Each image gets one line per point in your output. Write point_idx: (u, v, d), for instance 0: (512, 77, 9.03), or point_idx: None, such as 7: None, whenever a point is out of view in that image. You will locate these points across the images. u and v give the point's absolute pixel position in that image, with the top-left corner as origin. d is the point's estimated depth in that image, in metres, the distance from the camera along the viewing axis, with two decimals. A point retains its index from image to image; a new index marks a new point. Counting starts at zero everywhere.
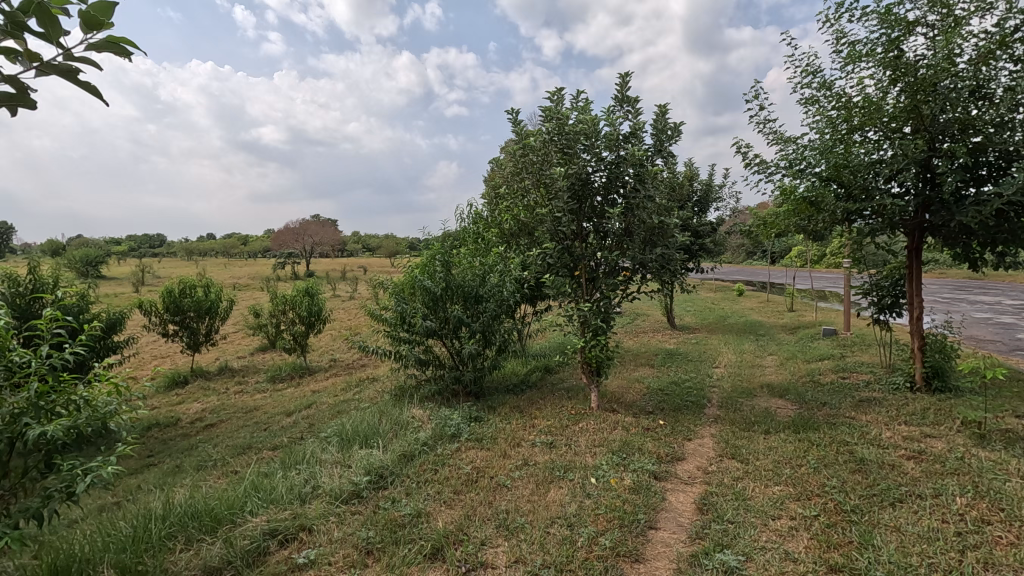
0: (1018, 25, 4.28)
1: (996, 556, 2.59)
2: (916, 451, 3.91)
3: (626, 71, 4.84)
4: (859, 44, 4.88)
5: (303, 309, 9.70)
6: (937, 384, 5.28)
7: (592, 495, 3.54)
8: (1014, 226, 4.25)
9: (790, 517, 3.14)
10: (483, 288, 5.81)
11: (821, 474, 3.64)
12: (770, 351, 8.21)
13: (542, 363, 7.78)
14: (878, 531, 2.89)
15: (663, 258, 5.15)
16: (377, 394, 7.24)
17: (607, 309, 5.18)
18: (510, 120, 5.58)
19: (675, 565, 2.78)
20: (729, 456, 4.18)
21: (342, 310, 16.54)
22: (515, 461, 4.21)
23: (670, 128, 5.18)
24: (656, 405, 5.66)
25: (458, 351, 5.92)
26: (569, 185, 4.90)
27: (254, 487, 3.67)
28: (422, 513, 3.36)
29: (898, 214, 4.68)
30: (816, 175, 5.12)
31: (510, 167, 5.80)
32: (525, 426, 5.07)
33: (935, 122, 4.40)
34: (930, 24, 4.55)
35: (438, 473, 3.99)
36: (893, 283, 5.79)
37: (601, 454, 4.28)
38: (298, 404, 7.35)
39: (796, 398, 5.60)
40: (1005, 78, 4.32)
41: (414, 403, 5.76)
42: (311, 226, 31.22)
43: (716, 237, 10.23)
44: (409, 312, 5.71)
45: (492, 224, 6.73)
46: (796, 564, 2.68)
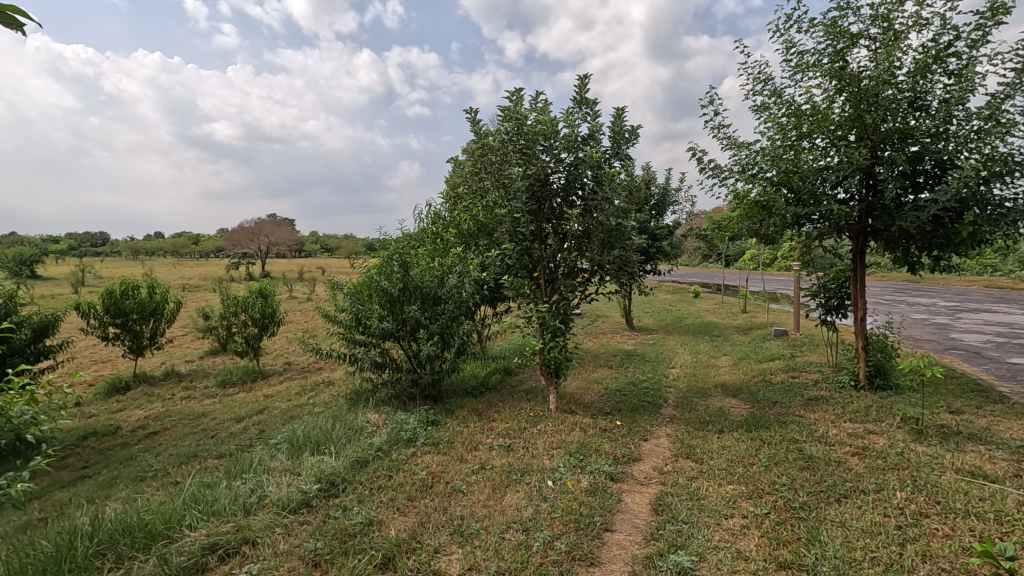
0: (951, 41, 4.48)
1: (933, 548, 2.67)
2: (860, 447, 4.03)
3: (586, 74, 4.83)
4: (807, 55, 5.01)
5: (256, 311, 9.34)
6: (879, 382, 5.47)
7: (548, 498, 3.49)
8: (949, 231, 4.46)
9: (742, 516, 3.17)
10: (441, 289, 5.67)
11: (772, 472, 3.70)
12: (724, 351, 8.41)
13: (502, 365, 7.73)
14: (825, 527, 2.95)
15: (620, 259, 5.20)
16: (332, 398, 7.02)
17: (566, 311, 5.15)
18: (469, 119, 5.49)
19: (630, 567, 2.75)
20: (684, 456, 4.21)
21: (299, 312, 16.08)
22: (472, 465, 4.12)
23: (628, 131, 5.20)
24: (614, 406, 5.68)
25: (415, 353, 5.77)
26: (527, 186, 4.85)
27: (194, 498, 3.45)
28: (374, 521, 3.23)
29: (844, 219, 4.83)
30: (767, 179, 5.24)
31: (469, 167, 5.72)
32: (482, 429, 4.98)
33: (877, 131, 4.55)
34: (872, 36, 4.71)
35: (392, 479, 3.86)
36: (840, 286, 5.97)
37: (559, 456, 4.24)
38: (248, 410, 7.05)
39: (749, 397, 5.71)
40: (940, 90, 4.52)
41: (369, 408, 5.58)
42: (267, 225, 30.28)
43: (672, 240, 10.43)
44: (365, 313, 5.54)
45: (451, 225, 6.60)
46: (747, 562, 2.69)
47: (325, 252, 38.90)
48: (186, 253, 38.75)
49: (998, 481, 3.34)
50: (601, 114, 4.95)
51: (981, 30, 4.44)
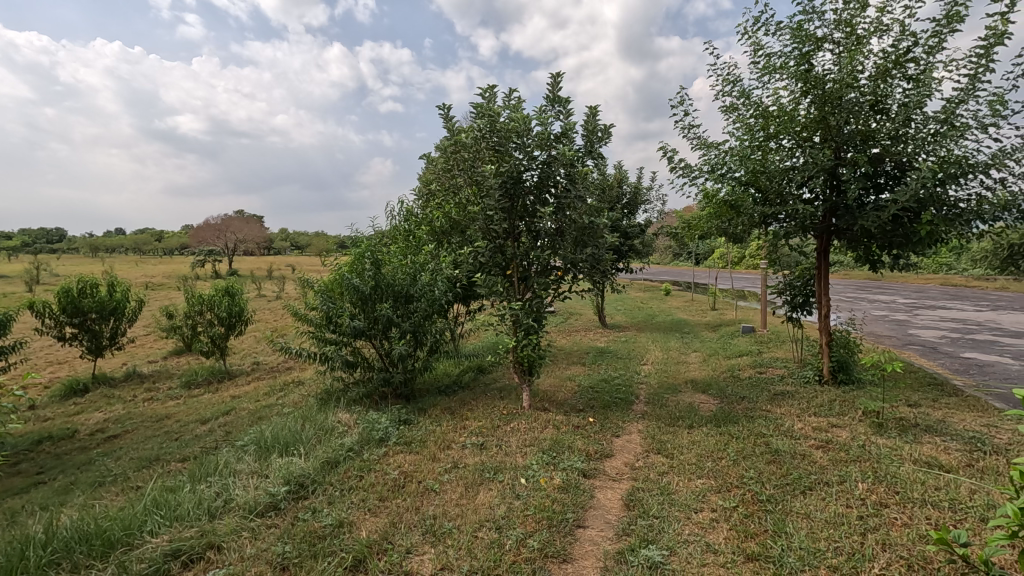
0: (909, 46, 4.63)
1: (892, 537, 2.75)
2: (824, 440, 4.14)
3: (558, 72, 4.83)
4: (774, 57, 5.11)
5: (223, 310, 9.08)
6: (842, 377, 5.65)
7: (521, 496, 3.48)
8: (908, 231, 4.62)
9: (711, 510, 3.22)
10: (414, 287, 5.60)
11: (739, 466, 3.77)
12: (694, 348, 8.54)
13: (475, 363, 7.70)
14: (790, 519, 3.02)
15: (593, 258, 5.23)
16: (302, 398, 6.88)
17: (539, 309, 5.16)
18: (442, 116, 5.43)
19: (602, 563, 2.76)
20: (655, 452, 4.26)
21: (268, 311, 15.73)
22: (445, 464, 4.08)
23: (600, 130, 5.22)
24: (586, 403, 5.71)
25: (387, 352, 5.69)
26: (500, 183, 4.82)
27: (156, 503, 3.33)
28: (344, 523, 3.17)
29: (809, 218, 4.96)
30: (735, 179, 5.33)
31: (442, 163, 5.66)
32: (455, 428, 4.95)
33: (840, 133, 4.67)
34: (836, 41, 4.83)
35: (363, 480, 3.80)
36: (805, 283, 6.11)
37: (532, 453, 4.24)
38: (214, 411, 6.87)
39: (718, 392, 5.81)
40: (900, 94, 4.66)
41: (340, 407, 5.49)
42: (234, 222, 29.55)
43: (644, 238, 10.55)
44: (335, 311, 5.45)
45: (423, 222, 6.53)
46: (716, 555, 2.74)
47: (295, 249, 38.07)
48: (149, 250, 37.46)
49: (953, 470, 3.47)
50: (573, 113, 4.96)
51: (938, 36, 4.60)
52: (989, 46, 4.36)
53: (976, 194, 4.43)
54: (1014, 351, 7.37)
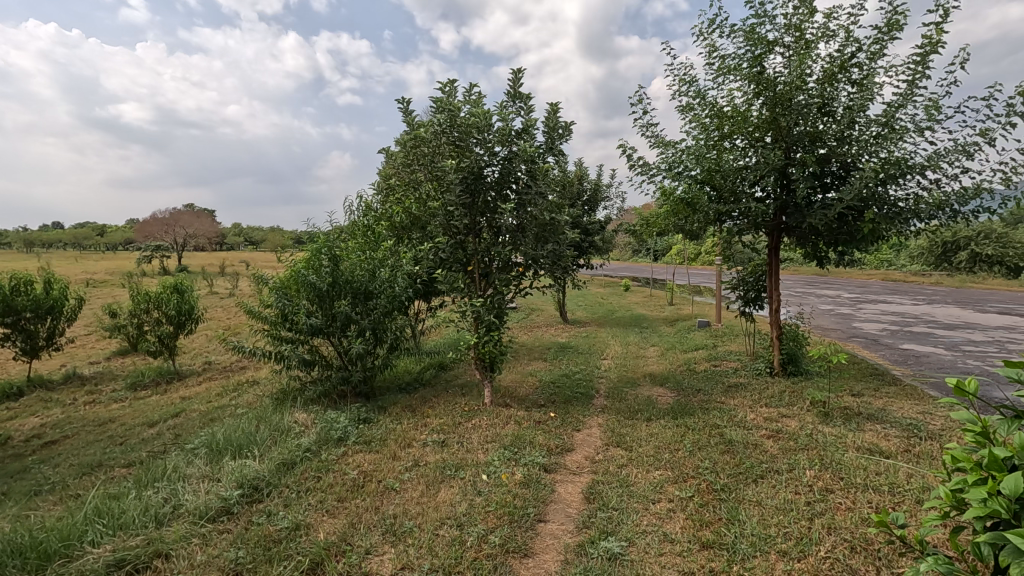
0: (854, 52, 4.83)
1: (837, 520, 2.88)
2: (774, 430, 4.30)
3: (519, 68, 4.82)
4: (728, 58, 5.24)
5: (171, 308, 8.69)
6: (791, 369, 5.88)
7: (482, 492, 3.48)
8: (852, 228, 4.83)
9: (668, 500, 3.30)
10: (373, 283, 5.50)
11: (695, 457, 3.87)
12: (653, 342, 8.72)
13: (436, 360, 7.63)
14: (743, 507, 3.12)
15: (554, 254, 5.26)
16: (256, 398, 6.67)
17: (500, 305, 5.16)
18: (401, 110, 5.34)
19: (563, 556, 2.79)
20: (614, 445, 4.33)
21: (220, 308, 15.16)
22: (405, 462, 4.03)
23: (561, 126, 5.25)
24: (548, 399, 5.74)
25: (346, 350, 5.57)
26: (461, 179, 4.78)
27: (97, 512, 3.15)
28: (301, 525, 3.09)
29: (761, 216, 5.13)
30: (691, 177, 5.45)
31: (401, 158, 5.57)
32: (416, 426, 4.89)
33: (790, 134, 4.84)
34: (786, 44, 4.99)
35: (320, 481, 3.71)
36: (757, 279, 6.31)
37: (493, 450, 4.24)
38: (162, 413, 6.58)
39: (675, 385, 5.96)
40: (845, 97, 4.86)
41: (297, 407, 5.35)
42: (183, 217, 28.34)
43: (604, 235, 10.69)
44: (291, 309, 5.29)
45: (383, 217, 6.41)
46: (673, 545, 2.80)
47: (249, 245, 36.80)
48: (90, 246, 35.47)
49: (893, 456, 3.66)
50: (534, 109, 4.96)
51: (879, 43, 4.82)
52: (925, 53, 4.60)
53: (914, 194, 4.68)
54: (946, 342, 7.84)
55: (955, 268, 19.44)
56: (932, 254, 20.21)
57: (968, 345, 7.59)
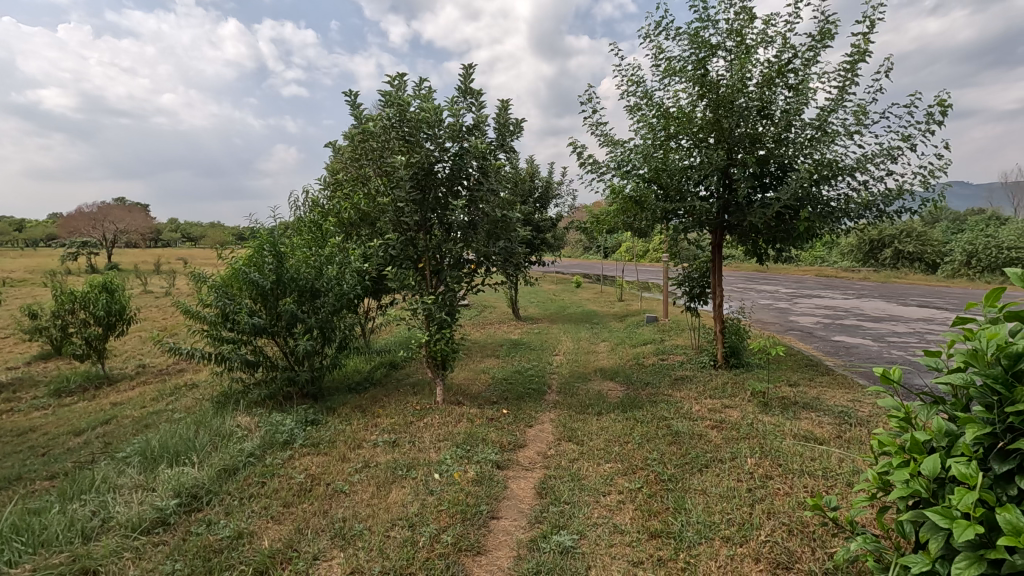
0: (790, 58, 5.06)
1: (776, 505, 3.02)
2: (718, 420, 4.46)
3: (470, 63, 4.78)
4: (674, 60, 5.37)
5: (99, 308, 8.12)
6: (733, 361, 6.12)
7: (435, 491, 3.44)
8: (789, 226, 5.06)
9: (618, 492, 3.36)
10: (320, 281, 5.33)
11: (644, 449, 3.96)
12: (603, 337, 8.88)
13: (387, 359, 7.50)
14: (689, 496, 3.22)
15: (506, 251, 5.27)
16: (195, 402, 6.34)
17: (452, 302, 5.12)
18: (348, 103, 5.19)
19: (515, 552, 2.79)
20: (566, 439, 4.37)
21: (154, 308, 14.32)
22: (355, 464, 3.94)
23: (512, 123, 5.24)
24: (500, 395, 5.74)
25: (292, 350, 5.38)
26: (411, 175, 4.71)
27: (14, 529, 2.91)
28: (244, 533, 2.96)
29: (704, 214, 5.30)
30: (639, 175, 5.57)
31: (349, 153, 5.42)
32: (366, 426, 4.79)
33: (731, 135, 5.02)
34: (728, 49, 5.17)
35: (265, 486, 3.56)
36: (702, 275, 6.53)
37: (445, 448, 4.19)
38: (90, 421, 6.16)
39: (624, 379, 6.09)
40: (782, 101, 5.08)
41: (240, 410, 5.12)
42: (112, 211, 26.61)
43: (555, 232, 10.78)
44: (232, 308, 5.06)
45: (330, 213, 6.22)
46: (623, 535, 2.86)
47: (187, 241, 34.98)
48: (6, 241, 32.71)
49: (826, 442, 3.87)
50: (485, 105, 4.93)
51: (813, 50, 5.06)
52: (853, 62, 4.87)
53: (844, 194, 4.95)
54: (873, 334, 8.37)
55: (880, 264, 20.81)
56: (860, 252, 21.54)
57: (892, 336, 8.12)
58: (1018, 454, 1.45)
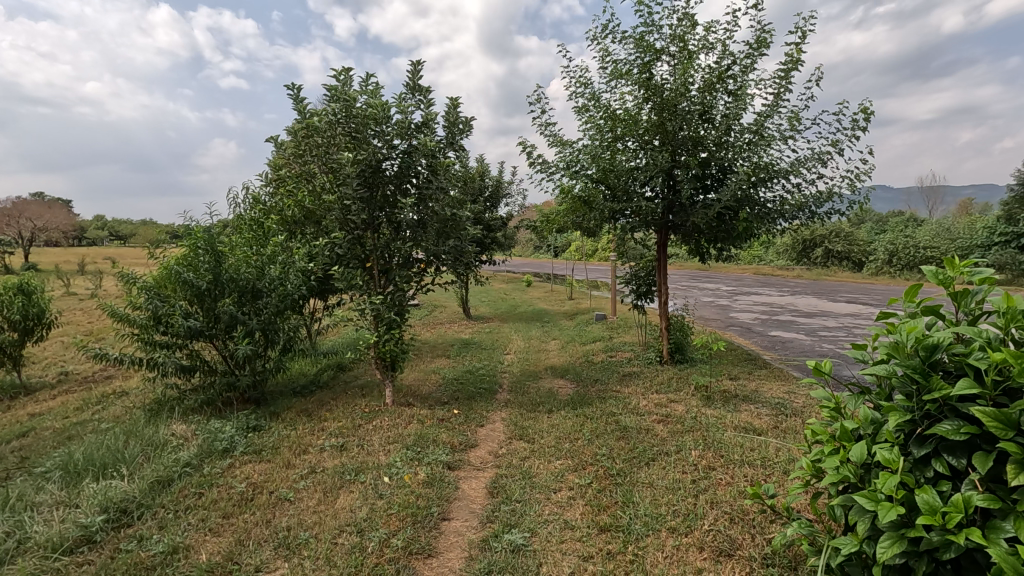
0: (729, 65, 5.26)
1: (718, 495, 3.13)
2: (664, 415, 4.58)
3: (418, 59, 4.71)
4: (620, 63, 5.47)
5: (15, 312, 7.49)
6: (678, 357, 6.31)
7: (384, 495, 3.37)
8: (729, 226, 5.26)
9: (568, 488, 3.40)
10: (261, 281, 5.11)
11: (593, 445, 4.03)
12: (553, 336, 8.96)
13: (334, 361, 7.29)
14: (636, 489, 3.29)
15: (456, 250, 5.23)
16: (125, 411, 5.96)
17: (401, 302, 5.03)
18: (291, 96, 5.00)
19: (466, 553, 2.77)
20: (517, 438, 4.39)
21: (78, 311, 13.36)
22: (300, 470, 3.80)
23: (461, 122, 5.20)
24: (451, 396, 5.69)
25: (232, 354, 5.14)
26: (358, 172, 4.59)
27: None
28: (178, 548, 2.80)
29: (650, 214, 5.44)
30: (587, 176, 5.65)
31: (292, 148, 5.23)
32: (312, 431, 4.64)
33: (675, 138, 5.17)
34: (672, 53, 5.31)
35: (202, 497, 3.38)
36: (648, 274, 6.69)
37: (395, 451, 4.12)
38: (4, 434, 5.67)
39: (574, 377, 6.17)
40: (722, 106, 5.27)
41: (175, 418, 4.85)
42: (29, 207, 24.65)
43: (505, 231, 10.80)
44: (165, 310, 4.77)
45: (272, 211, 5.99)
46: (573, 531, 2.90)
47: (115, 239, 32.84)
48: None
49: (764, 433, 4.06)
50: (434, 103, 4.87)
51: (751, 58, 5.28)
52: (787, 70, 5.11)
53: (780, 196, 5.19)
54: (806, 329, 8.84)
55: (811, 263, 22.04)
56: (794, 251, 22.71)
57: (823, 330, 8.61)
58: (934, 438, 1.56)
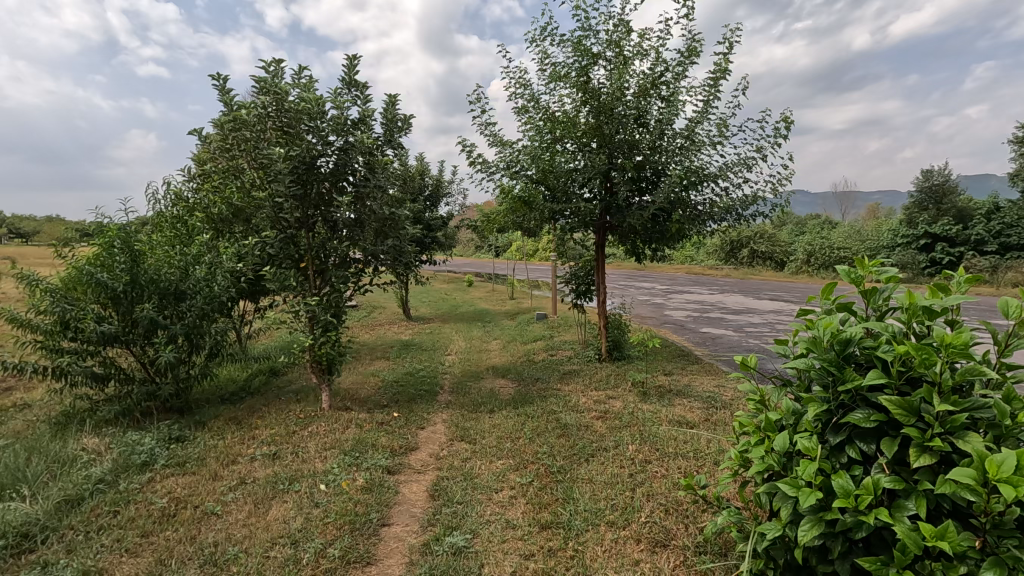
0: (662, 71, 5.45)
1: (654, 488, 3.23)
2: (602, 411, 4.69)
3: (354, 53, 4.58)
4: (559, 66, 5.55)
5: None
6: (616, 354, 6.48)
7: (320, 503, 3.24)
8: (663, 227, 5.45)
9: (510, 487, 3.41)
10: (185, 282, 4.80)
11: (534, 443, 4.06)
12: (495, 335, 8.96)
13: (267, 365, 6.97)
14: (576, 485, 3.35)
15: (395, 250, 5.12)
16: (28, 425, 5.42)
17: (338, 304, 4.87)
18: (217, 87, 4.73)
19: (407, 559, 2.71)
20: (459, 439, 4.35)
21: None
22: (229, 482, 3.60)
23: (400, 119, 5.10)
24: (390, 399, 5.58)
25: (152, 360, 4.80)
26: (291, 168, 4.40)
27: None
28: (90, 573, 2.58)
29: (589, 215, 5.54)
30: (527, 176, 5.68)
31: (218, 142, 4.94)
32: (242, 439, 4.41)
33: (612, 140, 5.30)
34: (608, 58, 5.44)
35: (118, 516, 3.13)
36: (587, 274, 6.82)
37: (332, 457, 3.98)
38: None
39: (515, 376, 6.20)
40: (656, 111, 5.45)
41: (86, 431, 4.47)
42: None
43: (446, 231, 10.71)
44: (75, 314, 4.39)
45: (197, 207, 5.64)
46: (514, 530, 2.90)
47: (15, 237, 29.85)
48: None
49: (696, 425, 4.23)
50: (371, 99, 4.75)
51: (682, 65, 5.49)
52: (715, 79, 5.36)
53: (710, 199, 5.43)
54: (734, 325, 9.31)
55: (739, 263, 23.24)
56: (723, 251, 23.86)
57: (750, 326, 9.10)
58: (847, 427, 1.67)
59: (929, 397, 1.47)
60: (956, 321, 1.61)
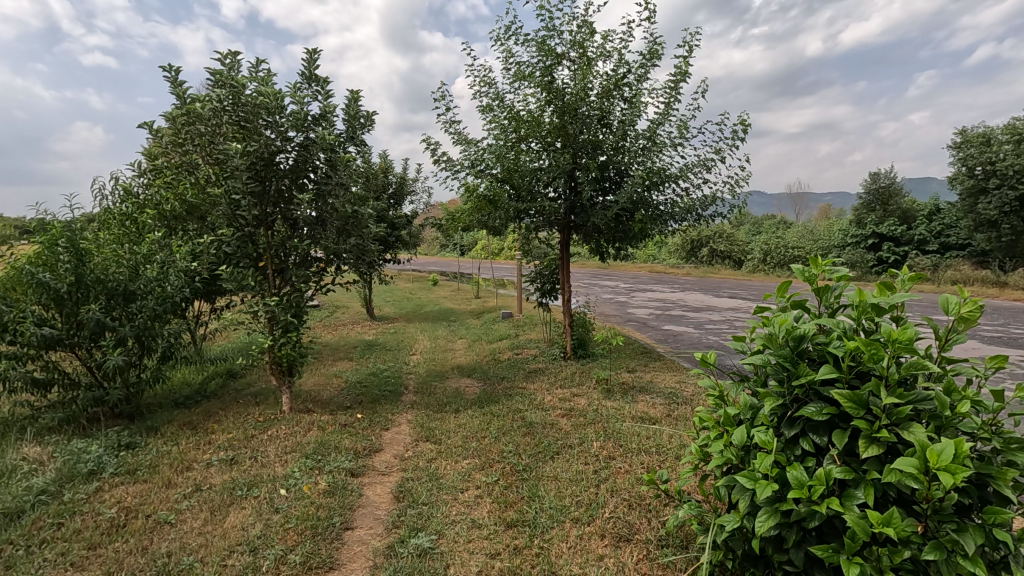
0: (625, 73, 5.52)
1: (618, 483, 3.27)
2: (567, 409, 4.72)
3: (314, 47, 4.47)
4: (523, 65, 5.55)
5: None
6: (580, 352, 6.54)
7: (281, 508, 3.16)
8: (626, 227, 5.53)
9: (475, 487, 3.40)
10: (135, 282, 4.60)
11: (500, 442, 4.06)
12: (460, 335, 8.91)
13: (223, 368, 6.74)
14: (541, 483, 3.36)
15: (358, 248, 5.03)
16: None
17: (299, 303, 4.74)
18: (168, 78, 4.54)
19: (371, 562, 2.67)
20: (423, 440, 4.31)
21: None
22: (183, 489, 3.47)
23: (362, 116, 5.01)
24: (353, 400, 5.48)
25: (99, 363, 4.58)
26: (248, 164, 4.27)
27: None
28: None
29: (553, 214, 5.57)
30: (492, 175, 5.67)
31: (170, 136, 4.74)
32: (197, 445, 4.25)
33: (576, 140, 5.34)
34: (572, 59, 5.48)
35: (62, 529, 2.97)
36: (551, 273, 6.86)
37: (293, 461, 3.88)
38: None
39: (480, 376, 6.18)
40: (619, 112, 5.53)
41: (26, 440, 4.22)
42: None
43: (410, 229, 10.59)
44: (13, 316, 4.14)
45: (147, 204, 5.40)
46: (479, 530, 2.89)
47: None
48: None
49: (658, 421, 4.32)
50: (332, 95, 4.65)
51: (644, 67, 5.58)
52: (676, 81, 5.47)
53: (671, 199, 5.54)
54: (694, 322, 9.53)
55: (699, 261, 23.81)
56: (684, 250, 24.40)
57: (710, 324, 9.34)
58: (801, 420, 1.73)
59: (877, 390, 1.54)
60: (902, 318, 1.68)
